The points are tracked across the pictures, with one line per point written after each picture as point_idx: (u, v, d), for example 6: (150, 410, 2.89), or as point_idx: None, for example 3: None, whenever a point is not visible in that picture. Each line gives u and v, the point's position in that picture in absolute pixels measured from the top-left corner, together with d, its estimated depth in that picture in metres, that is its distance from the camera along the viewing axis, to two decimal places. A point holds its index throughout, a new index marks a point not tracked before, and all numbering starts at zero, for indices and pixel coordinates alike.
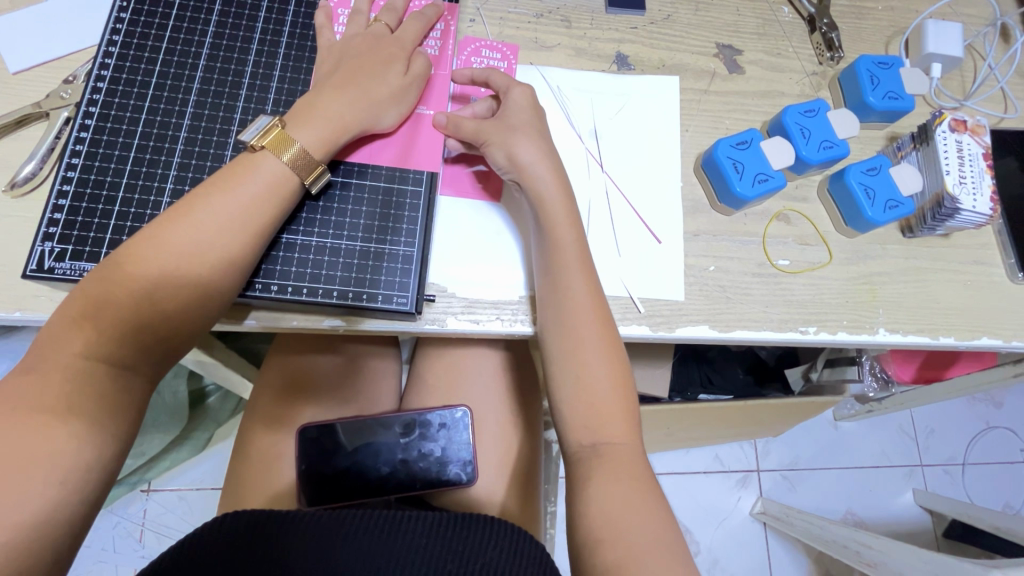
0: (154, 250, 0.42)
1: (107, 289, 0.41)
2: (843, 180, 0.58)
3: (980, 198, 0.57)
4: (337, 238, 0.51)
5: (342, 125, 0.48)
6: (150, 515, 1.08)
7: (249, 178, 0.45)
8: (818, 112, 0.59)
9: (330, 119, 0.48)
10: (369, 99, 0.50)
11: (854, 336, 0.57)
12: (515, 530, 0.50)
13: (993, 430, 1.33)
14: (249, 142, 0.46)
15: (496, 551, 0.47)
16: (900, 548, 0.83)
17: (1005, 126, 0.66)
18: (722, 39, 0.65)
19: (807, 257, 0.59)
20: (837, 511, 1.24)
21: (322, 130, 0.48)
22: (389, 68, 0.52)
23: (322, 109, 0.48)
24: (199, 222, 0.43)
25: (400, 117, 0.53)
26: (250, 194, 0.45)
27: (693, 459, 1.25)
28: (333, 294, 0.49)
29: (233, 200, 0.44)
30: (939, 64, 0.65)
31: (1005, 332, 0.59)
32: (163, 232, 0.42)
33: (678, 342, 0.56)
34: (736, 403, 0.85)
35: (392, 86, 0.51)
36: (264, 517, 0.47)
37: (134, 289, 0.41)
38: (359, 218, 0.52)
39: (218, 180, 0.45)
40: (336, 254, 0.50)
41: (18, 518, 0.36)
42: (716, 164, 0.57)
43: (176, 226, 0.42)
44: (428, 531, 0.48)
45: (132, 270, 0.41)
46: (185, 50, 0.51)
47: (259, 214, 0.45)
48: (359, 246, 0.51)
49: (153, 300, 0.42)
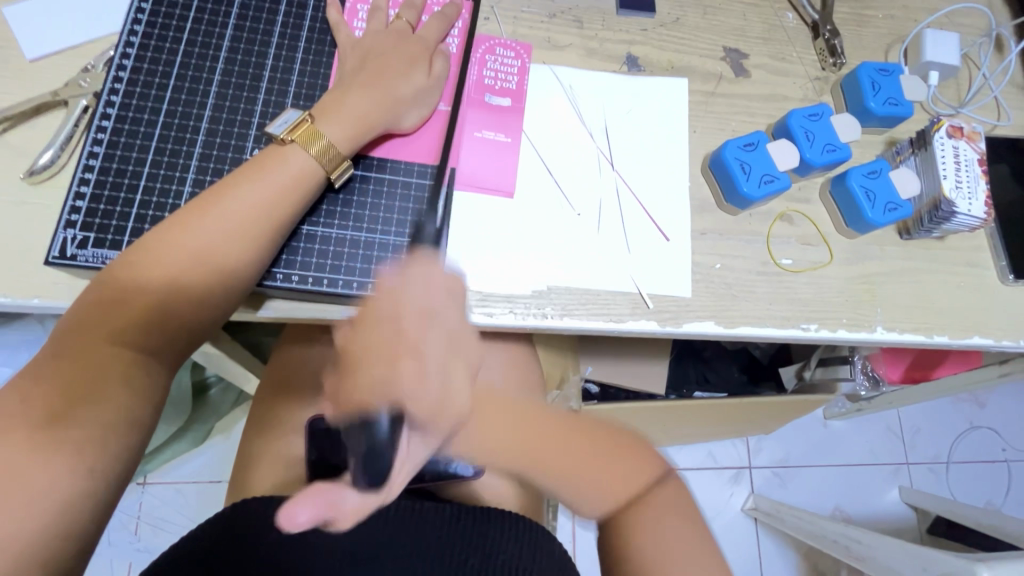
0: (181, 237, 0.43)
1: (133, 277, 0.42)
2: (845, 183, 0.60)
3: (975, 203, 0.60)
4: (358, 230, 0.52)
5: (367, 122, 0.50)
6: (146, 508, 1.07)
7: (274, 170, 0.46)
8: (823, 116, 0.61)
9: (355, 116, 0.49)
10: (392, 99, 0.51)
11: (852, 333, 0.59)
12: (528, 523, 0.51)
13: (977, 430, 1.36)
14: (279, 135, 0.48)
15: (512, 547, 0.48)
16: (888, 542, 0.85)
17: (998, 133, 0.68)
18: (729, 43, 0.66)
19: (808, 257, 0.61)
20: (826, 507, 1.27)
21: (348, 127, 0.49)
22: (413, 69, 0.53)
23: (347, 105, 0.50)
24: (226, 212, 0.44)
25: (421, 118, 0.54)
26: (276, 186, 0.46)
27: (688, 455, 1.27)
28: (353, 285, 0.50)
29: (258, 192, 0.45)
30: (937, 72, 0.67)
31: (995, 331, 0.61)
32: (190, 221, 0.43)
33: (683, 338, 0.58)
34: (731, 401, 0.87)
35: (415, 85, 0.53)
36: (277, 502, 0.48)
37: (161, 276, 0.42)
38: (379, 211, 0.53)
39: (245, 170, 0.46)
40: (357, 246, 0.51)
41: (44, 503, 0.36)
42: (724, 164, 0.58)
43: (202, 216, 0.44)
44: (444, 524, 0.49)
45: (159, 258, 0.42)
46: (205, 42, 0.52)
47: (284, 207, 0.46)
48: (379, 239, 0.52)
49: (179, 287, 0.43)
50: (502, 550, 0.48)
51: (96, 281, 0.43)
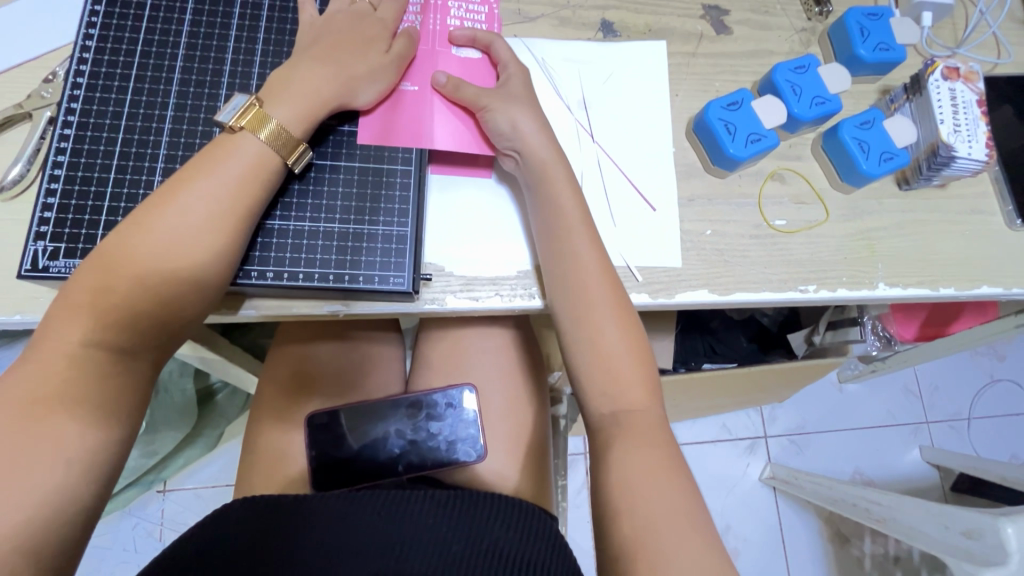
0: (141, 238, 0.41)
1: (104, 299, 0.40)
2: (836, 136, 0.58)
3: (976, 145, 0.57)
4: (316, 221, 0.50)
5: (321, 104, 0.47)
6: (168, 514, 1.09)
7: (229, 161, 0.44)
8: (809, 68, 0.58)
9: (306, 94, 0.46)
10: (342, 70, 0.48)
11: (854, 291, 0.57)
12: (519, 509, 0.54)
13: (998, 383, 1.33)
14: (228, 123, 0.44)
15: (502, 531, 0.50)
16: (906, 503, 0.84)
17: (999, 72, 0.65)
18: (708, 0, 0.64)
19: (803, 216, 0.59)
20: (845, 472, 1.25)
21: (299, 108, 0.46)
22: (370, 47, 0.50)
23: (298, 85, 0.47)
24: (185, 206, 0.42)
25: (378, 94, 0.50)
26: (231, 177, 0.43)
27: (701, 428, 1.26)
28: (315, 277, 0.49)
29: (213, 185, 0.43)
30: (930, 13, 0.63)
31: (1005, 279, 0.59)
32: (148, 219, 0.41)
33: (678, 309, 0.56)
34: (739, 369, 0.85)
35: (373, 64, 0.49)
36: (271, 504, 0.52)
37: (125, 279, 0.40)
38: (336, 199, 0.50)
39: (199, 164, 0.44)
40: (316, 237, 0.49)
41: (21, 508, 0.36)
42: (708, 126, 0.56)
43: (160, 215, 0.41)
44: (437, 511, 0.51)
45: (122, 260, 0.41)
46: (163, 41, 0.50)
47: (248, 195, 0.44)
48: (338, 228, 0.50)
49: (145, 290, 0.41)
50: (492, 534, 0.49)
51: (64, 305, 0.40)
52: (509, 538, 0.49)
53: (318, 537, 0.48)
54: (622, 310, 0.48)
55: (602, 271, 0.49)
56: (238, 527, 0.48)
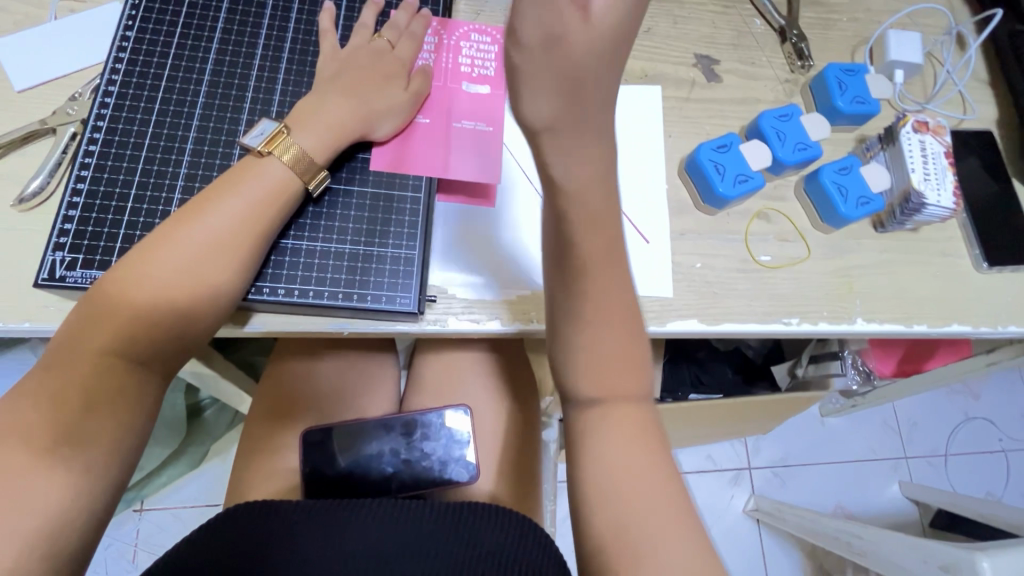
0: (167, 248, 0.43)
1: (120, 305, 0.41)
2: (818, 180, 0.62)
3: (944, 193, 0.61)
4: (327, 241, 0.52)
5: (342, 132, 0.50)
6: (143, 535, 1.07)
7: (253, 181, 0.46)
8: (793, 117, 0.63)
9: (328, 124, 0.49)
10: (362, 103, 0.51)
11: (834, 325, 0.60)
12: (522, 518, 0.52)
13: (973, 421, 1.37)
14: (256, 147, 0.47)
15: (503, 537, 0.50)
16: (888, 537, 0.85)
17: (964, 127, 0.70)
18: (700, 51, 0.69)
19: (787, 253, 0.62)
20: (827, 505, 1.27)
21: (322, 135, 0.49)
22: (388, 82, 0.53)
23: (322, 114, 0.50)
24: (210, 221, 0.44)
25: (394, 128, 0.54)
26: (254, 196, 0.46)
27: (686, 458, 1.27)
28: (324, 295, 0.50)
29: (237, 202, 0.45)
30: (902, 71, 0.69)
31: (973, 319, 0.62)
32: (172, 232, 0.43)
33: (668, 336, 0.59)
34: (725, 400, 0.87)
35: (390, 99, 0.52)
36: (258, 512, 0.51)
37: (144, 288, 0.42)
38: (348, 222, 0.53)
39: (224, 183, 0.46)
40: (327, 257, 0.51)
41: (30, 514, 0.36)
42: (699, 166, 0.60)
43: (184, 229, 0.44)
44: (434, 518, 0.51)
45: (142, 269, 0.42)
46: (189, 66, 0.53)
47: (270, 214, 0.46)
48: (349, 249, 0.52)
49: (162, 298, 0.42)
50: (491, 541, 0.49)
51: (83, 311, 0.42)
52: (512, 546, 0.49)
53: (320, 546, 0.48)
54: (631, 341, 0.40)
55: (621, 305, 0.41)
56: (230, 537, 0.48)
